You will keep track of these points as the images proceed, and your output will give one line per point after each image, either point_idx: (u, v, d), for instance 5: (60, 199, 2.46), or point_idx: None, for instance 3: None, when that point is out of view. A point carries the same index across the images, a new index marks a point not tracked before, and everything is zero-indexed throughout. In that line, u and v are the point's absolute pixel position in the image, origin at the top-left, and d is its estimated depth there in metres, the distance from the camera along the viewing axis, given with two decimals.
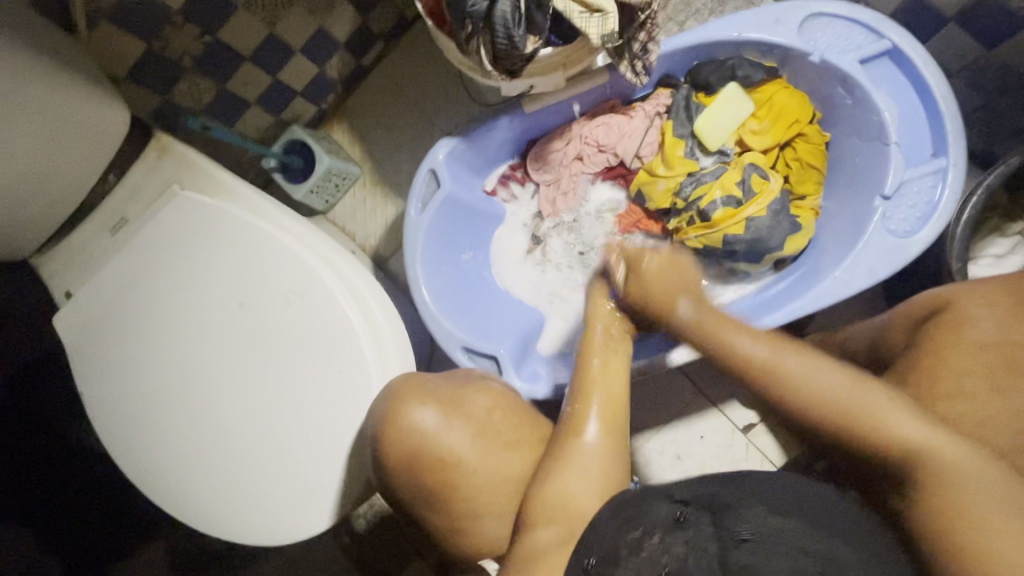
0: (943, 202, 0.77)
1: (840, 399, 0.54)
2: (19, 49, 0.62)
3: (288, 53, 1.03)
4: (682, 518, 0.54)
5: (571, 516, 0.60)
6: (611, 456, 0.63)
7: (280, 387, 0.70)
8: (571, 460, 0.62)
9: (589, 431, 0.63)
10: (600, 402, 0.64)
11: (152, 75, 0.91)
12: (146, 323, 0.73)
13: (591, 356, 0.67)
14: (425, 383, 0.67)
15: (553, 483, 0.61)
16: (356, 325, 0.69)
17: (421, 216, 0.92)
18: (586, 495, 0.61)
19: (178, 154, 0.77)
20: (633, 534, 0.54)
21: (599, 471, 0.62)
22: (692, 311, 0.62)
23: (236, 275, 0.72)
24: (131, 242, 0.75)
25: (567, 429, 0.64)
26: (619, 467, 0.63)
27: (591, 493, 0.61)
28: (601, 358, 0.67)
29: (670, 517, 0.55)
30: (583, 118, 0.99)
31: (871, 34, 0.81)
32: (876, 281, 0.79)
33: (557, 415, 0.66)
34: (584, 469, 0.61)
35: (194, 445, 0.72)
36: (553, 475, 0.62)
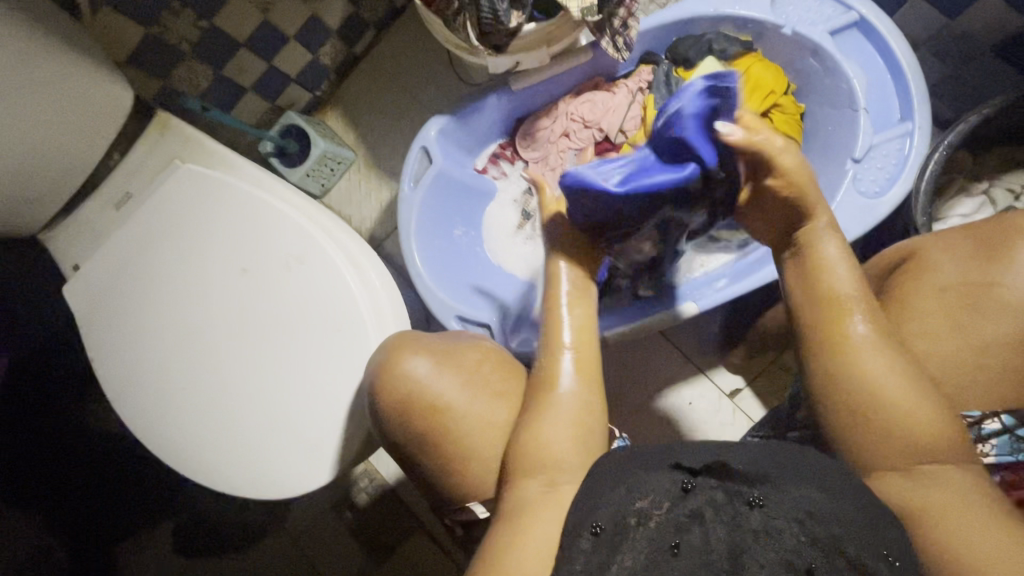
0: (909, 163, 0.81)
1: (887, 389, 0.54)
2: (31, 27, 0.65)
3: (282, 38, 1.07)
4: (688, 487, 0.53)
5: (555, 464, 0.61)
6: (590, 405, 0.65)
7: (283, 348, 0.74)
8: (553, 408, 0.64)
9: (565, 379, 0.66)
10: (575, 354, 0.68)
11: (152, 61, 0.94)
12: (151, 291, 0.77)
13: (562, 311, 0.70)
14: (419, 339, 0.71)
15: (536, 430, 0.63)
16: (352, 286, 0.73)
17: (414, 191, 0.96)
18: (567, 447, 0.62)
19: (178, 131, 0.81)
20: (642, 503, 0.52)
21: (580, 420, 0.64)
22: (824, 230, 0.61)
23: (236, 242, 0.75)
24: (137, 214, 0.78)
25: (545, 378, 0.67)
26: (598, 415, 0.65)
27: (571, 443, 0.62)
28: (567, 308, 0.70)
29: (677, 485, 0.53)
30: (569, 96, 1.04)
31: (839, 7, 0.86)
32: (849, 241, 0.83)
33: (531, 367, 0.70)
34: (566, 416, 0.63)
35: (200, 405, 0.75)
36: (536, 425, 0.63)
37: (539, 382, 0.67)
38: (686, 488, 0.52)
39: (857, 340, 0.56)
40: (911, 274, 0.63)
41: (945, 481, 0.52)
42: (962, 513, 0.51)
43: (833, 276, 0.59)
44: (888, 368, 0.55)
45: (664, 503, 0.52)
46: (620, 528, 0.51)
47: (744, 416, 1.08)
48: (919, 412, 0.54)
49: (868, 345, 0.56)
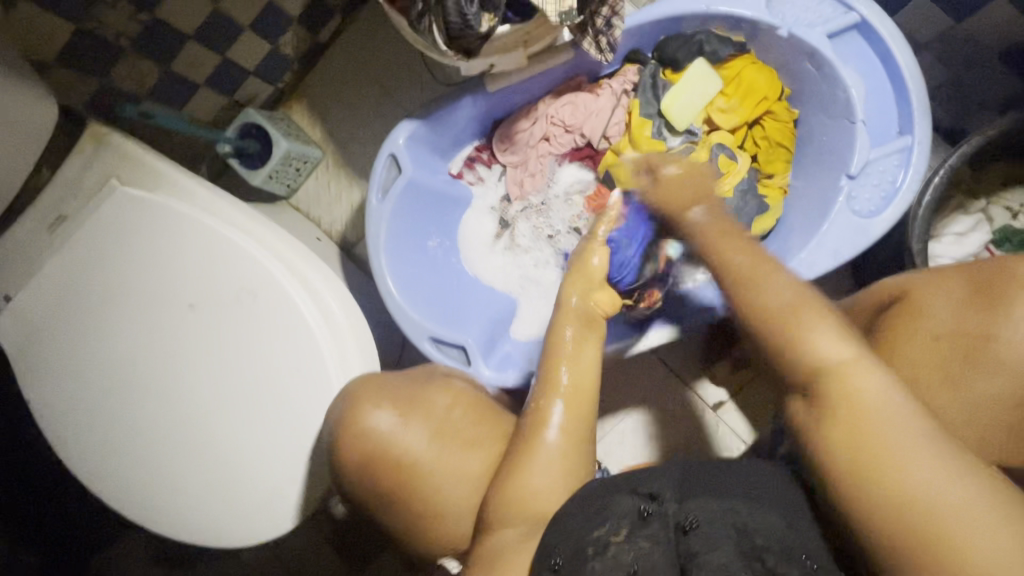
0: (905, 185, 0.76)
1: (817, 356, 0.48)
2: None
3: (236, 30, 0.97)
4: (647, 513, 0.55)
5: (538, 513, 0.58)
6: (576, 451, 0.60)
7: (238, 389, 0.68)
8: (541, 458, 0.59)
9: (555, 422, 0.60)
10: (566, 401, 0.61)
11: (86, 59, 0.84)
12: (90, 327, 0.70)
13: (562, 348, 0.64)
14: (382, 384, 0.65)
15: (522, 483, 0.58)
16: (312, 323, 0.67)
17: (383, 203, 0.89)
18: (554, 492, 0.59)
19: (114, 146, 0.72)
20: (602, 530, 0.54)
21: (567, 469, 0.59)
22: (703, 217, 0.61)
23: (183, 275, 0.69)
24: (72, 242, 0.71)
25: (531, 423, 0.61)
26: (585, 459, 0.61)
27: (558, 488, 0.59)
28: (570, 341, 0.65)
29: (636, 512, 0.55)
30: (549, 96, 0.96)
31: (839, 7, 0.79)
32: (841, 263, 0.79)
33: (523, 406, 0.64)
34: (552, 466, 0.59)
35: (152, 450, 0.70)
36: (519, 480, 0.59)
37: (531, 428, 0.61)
38: (645, 514, 0.55)
39: (772, 323, 0.50)
40: (905, 318, 0.59)
41: (876, 424, 0.44)
42: (915, 463, 0.42)
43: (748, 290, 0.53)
44: (829, 337, 0.48)
45: (621, 530, 0.53)
46: (578, 559, 0.53)
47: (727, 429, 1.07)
48: (849, 363, 0.47)
49: (789, 310, 0.50)
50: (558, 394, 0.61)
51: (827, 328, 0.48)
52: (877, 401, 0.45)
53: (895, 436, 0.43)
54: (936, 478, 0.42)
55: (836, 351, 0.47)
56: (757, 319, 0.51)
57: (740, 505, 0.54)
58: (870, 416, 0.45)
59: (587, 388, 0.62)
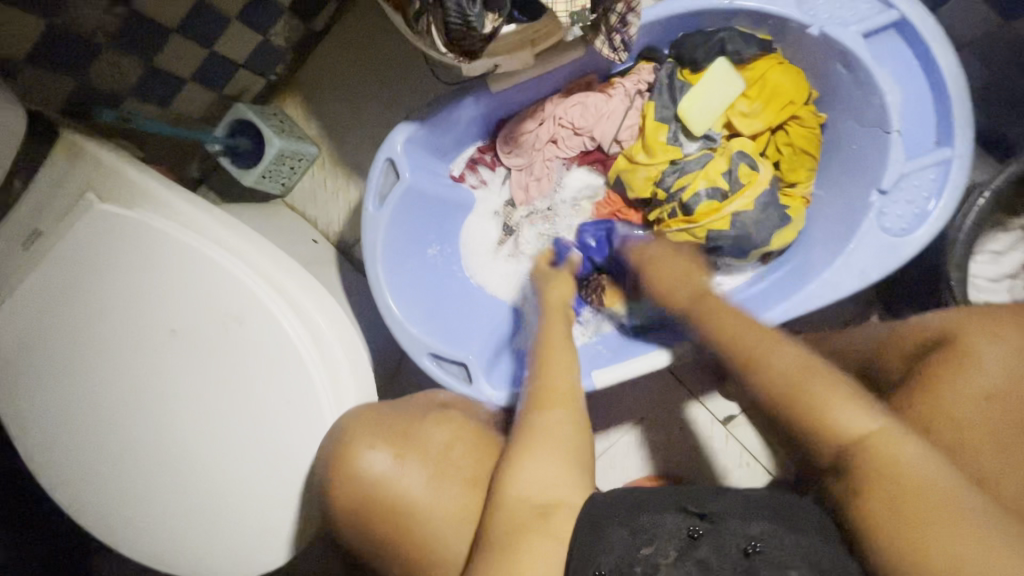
0: (935, 214, 0.71)
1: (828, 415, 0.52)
2: None
3: (223, 21, 0.91)
4: (695, 534, 0.55)
5: (552, 493, 0.59)
6: (569, 437, 0.62)
7: (225, 420, 0.65)
8: (545, 436, 0.61)
9: (547, 410, 0.63)
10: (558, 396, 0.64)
11: (63, 57, 0.78)
12: (66, 351, 0.66)
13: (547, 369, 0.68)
14: (379, 420, 0.61)
15: (524, 464, 0.59)
16: (303, 351, 0.64)
17: (379, 212, 0.84)
18: (556, 472, 0.59)
19: (89, 156, 0.67)
20: (648, 549, 0.55)
21: (567, 450, 0.61)
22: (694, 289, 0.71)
23: (164, 298, 0.64)
24: (47, 261, 0.66)
25: (528, 413, 0.64)
26: (579, 444, 0.62)
27: (561, 471, 0.59)
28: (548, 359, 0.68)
29: (683, 532, 0.55)
30: (557, 96, 0.90)
31: (877, 3, 0.72)
32: (867, 284, 0.74)
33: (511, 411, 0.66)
34: (557, 446, 0.60)
35: (136, 481, 0.67)
36: (518, 461, 0.60)
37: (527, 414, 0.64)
38: (694, 535, 0.55)
39: (802, 403, 0.53)
40: (949, 361, 0.56)
41: (923, 497, 0.46)
42: (937, 514, 0.45)
43: (771, 357, 0.57)
44: (857, 417, 0.51)
45: (669, 552, 0.54)
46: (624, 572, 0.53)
47: (737, 444, 1.03)
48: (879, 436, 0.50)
49: (807, 383, 0.54)
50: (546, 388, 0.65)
51: (854, 404, 0.51)
52: (913, 468, 0.48)
53: (940, 508, 0.45)
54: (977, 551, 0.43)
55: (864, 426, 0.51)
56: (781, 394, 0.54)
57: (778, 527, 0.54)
58: (912, 489, 0.47)
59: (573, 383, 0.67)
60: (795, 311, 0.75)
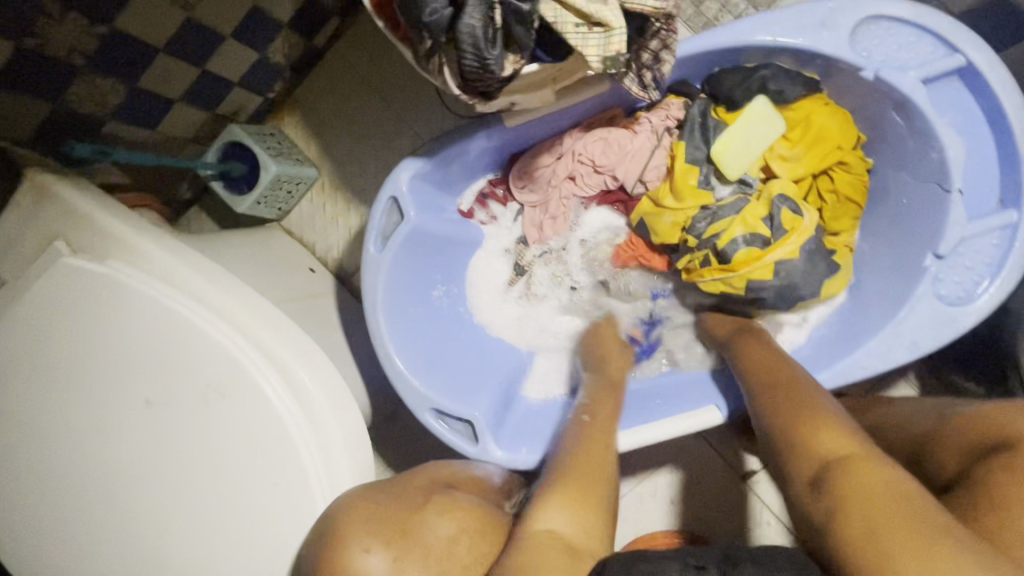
0: (982, 300, 0.64)
1: (821, 427, 0.56)
2: None
3: (215, 39, 0.84)
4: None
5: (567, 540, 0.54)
6: (600, 469, 0.61)
7: (203, 503, 0.58)
8: (586, 472, 0.60)
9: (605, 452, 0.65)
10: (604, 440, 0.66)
11: (33, 82, 0.70)
12: (27, 419, 0.59)
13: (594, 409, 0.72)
14: (373, 517, 0.54)
15: (551, 494, 0.58)
16: (292, 430, 0.57)
17: (381, 254, 0.78)
18: (577, 516, 0.56)
19: (61, 200, 0.61)
20: None
21: (600, 491, 0.59)
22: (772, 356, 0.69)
23: (138, 365, 0.58)
24: (10, 318, 0.59)
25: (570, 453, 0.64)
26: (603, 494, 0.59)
27: (585, 514, 0.56)
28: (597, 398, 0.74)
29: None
30: (577, 130, 0.83)
31: (941, 46, 0.65)
32: (919, 356, 0.67)
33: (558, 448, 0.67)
34: (596, 482, 0.60)
35: (99, 571, 0.59)
36: (543, 502, 0.57)
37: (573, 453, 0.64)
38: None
39: (795, 416, 0.58)
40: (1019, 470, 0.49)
41: (893, 500, 0.46)
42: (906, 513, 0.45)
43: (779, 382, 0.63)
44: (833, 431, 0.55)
45: None
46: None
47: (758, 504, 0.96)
48: (855, 446, 0.53)
49: (805, 405, 0.59)
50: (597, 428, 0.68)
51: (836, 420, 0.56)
52: (898, 482, 0.48)
53: (911, 508, 0.45)
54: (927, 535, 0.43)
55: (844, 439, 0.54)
56: (778, 412, 0.60)
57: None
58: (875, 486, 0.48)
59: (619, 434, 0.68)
60: (837, 381, 0.68)
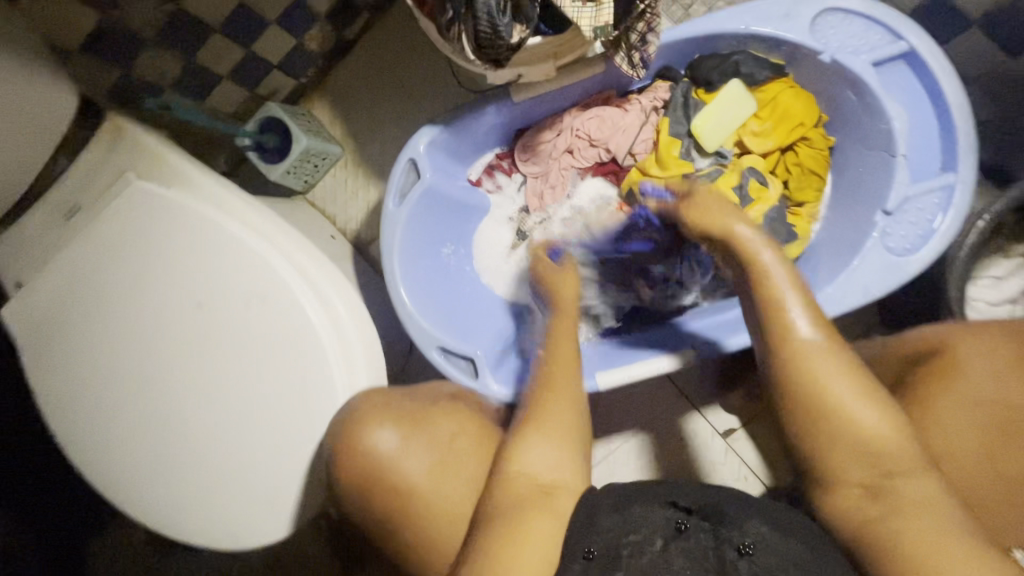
0: (941, 231, 0.73)
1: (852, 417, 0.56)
2: None
3: (261, 24, 0.96)
4: (683, 526, 0.59)
5: (549, 481, 0.61)
6: (570, 418, 0.65)
7: (243, 393, 0.68)
8: (543, 422, 0.64)
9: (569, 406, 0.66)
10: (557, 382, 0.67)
11: (111, 48, 0.84)
12: (99, 319, 0.69)
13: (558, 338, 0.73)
14: (388, 402, 0.63)
15: (525, 446, 0.62)
16: (320, 333, 0.66)
17: (399, 209, 0.87)
18: (554, 460, 0.62)
19: (132, 139, 0.72)
20: (635, 537, 0.58)
21: (567, 434, 0.64)
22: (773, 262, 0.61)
23: (193, 275, 0.68)
24: (86, 234, 0.70)
25: (527, 404, 0.67)
26: (579, 426, 0.65)
27: (559, 458, 0.62)
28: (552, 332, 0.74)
29: (671, 524, 0.59)
30: (575, 109, 0.93)
31: (888, 34, 0.76)
32: (870, 301, 0.76)
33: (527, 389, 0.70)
34: (557, 432, 0.63)
35: (155, 448, 0.69)
36: (522, 439, 0.63)
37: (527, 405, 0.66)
38: (681, 527, 0.59)
39: (819, 393, 0.57)
40: (941, 375, 0.56)
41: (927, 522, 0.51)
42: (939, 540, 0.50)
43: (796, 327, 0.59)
44: (845, 390, 0.56)
45: (657, 540, 0.58)
46: (611, 559, 0.57)
47: (735, 458, 1.04)
48: (886, 436, 0.55)
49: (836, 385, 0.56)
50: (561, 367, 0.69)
51: (866, 399, 0.56)
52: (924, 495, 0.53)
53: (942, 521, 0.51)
54: (962, 552, 0.49)
55: (870, 419, 0.55)
56: (793, 369, 0.58)
57: (769, 530, 0.57)
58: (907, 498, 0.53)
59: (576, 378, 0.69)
60: None
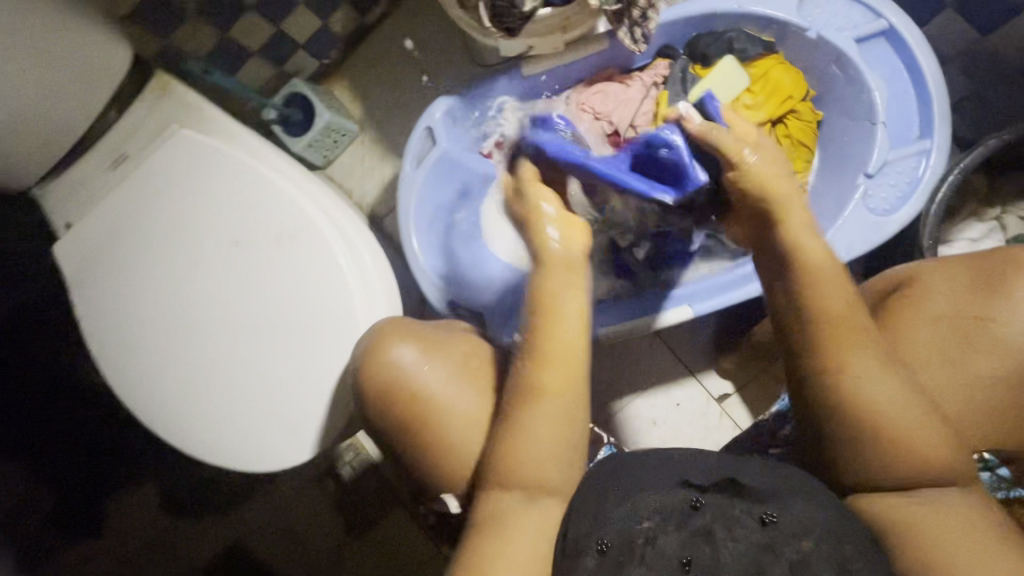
0: (926, 179, 0.79)
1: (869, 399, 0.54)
2: None
3: (292, 4, 1.03)
4: (698, 504, 0.54)
5: (542, 472, 0.59)
6: (565, 409, 0.60)
7: (271, 324, 0.73)
8: (533, 425, 0.59)
9: (546, 375, 0.60)
10: (551, 359, 0.60)
11: (156, 16, 0.92)
12: (140, 254, 0.76)
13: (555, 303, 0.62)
14: (412, 327, 0.71)
15: (514, 442, 0.59)
16: (344, 268, 0.72)
17: (415, 172, 0.94)
18: (547, 448, 0.59)
19: (177, 94, 0.79)
20: (647, 522, 0.54)
21: (564, 427, 0.60)
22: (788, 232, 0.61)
23: (229, 215, 0.74)
24: (130, 178, 0.77)
25: (520, 390, 0.61)
26: (577, 417, 0.61)
27: (552, 447, 0.59)
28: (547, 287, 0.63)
29: (686, 504, 0.55)
30: (581, 85, 1.00)
31: (869, 13, 0.83)
32: (853, 258, 0.82)
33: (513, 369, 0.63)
34: (541, 432, 0.59)
35: (187, 375, 0.75)
36: (515, 431, 0.59)
37: (520, 395, 0.61)
38: (696, 506, 0.54)
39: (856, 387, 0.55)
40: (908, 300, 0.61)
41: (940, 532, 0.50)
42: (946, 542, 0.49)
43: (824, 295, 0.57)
44: (867, 363, 0.55)
45: (670, 525, 0.53)
46: (625, 547, 0.53)
47: (730, 422, 1.09)
48: (902, 413, 0.53)
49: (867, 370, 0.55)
50: (555, 321, 0.61)
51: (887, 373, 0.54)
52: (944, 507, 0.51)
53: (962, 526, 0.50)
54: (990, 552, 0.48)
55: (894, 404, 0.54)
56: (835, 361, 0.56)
57: (793, 501, 0.53)
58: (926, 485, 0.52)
59: (581, 340, 0.61)
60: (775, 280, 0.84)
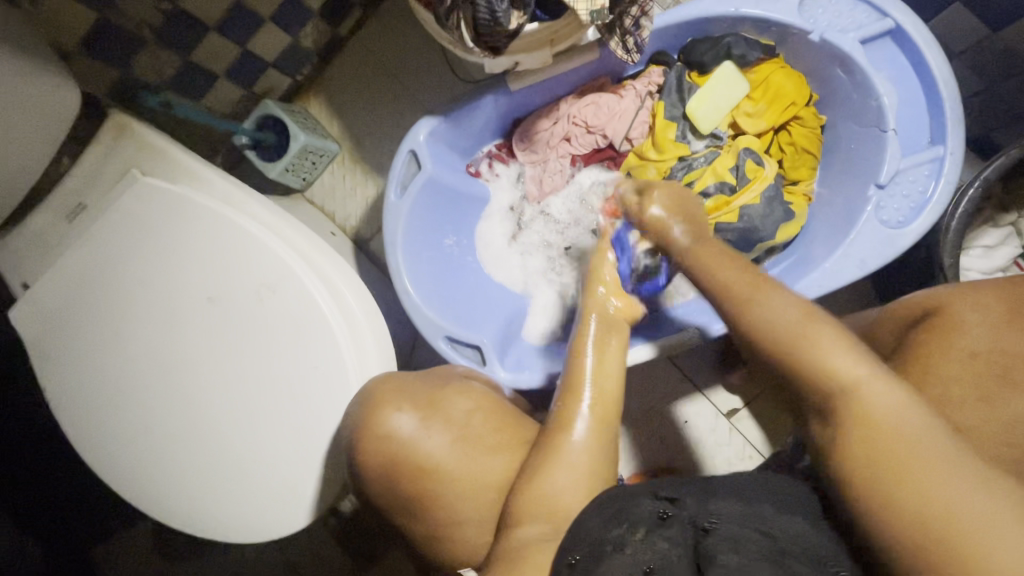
0: (936, 196, 0.75)
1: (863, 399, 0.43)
2: None
3: (256, 22, 0.95)
4: (665, 516, 0.54)
5: (561, 516, 0.58)
6: (602, 453, 0.61)
7: (255, 383, 0.68)
8: (562, 457, 0.59)
9: (579, 428, 0.61)
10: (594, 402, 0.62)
11: (109, 49, 0.85)
12: (109, 317, 0.70)
13: (587, 353, 0.65)
14: (403, 387, 0.68)
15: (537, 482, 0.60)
16: (330, 319, 0.66)
17: (401, 200, 0.87)
18: (577, 496, 0.59)
19: (136, 135, 0.72)
20: (619, 529, 0.52)
21: (591, 473, 0.59)
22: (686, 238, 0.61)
23: (202, 268, 0.68)
24: (89, 233, 0.70)
25: (555, 426, 0.62)
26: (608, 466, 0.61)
27: (582, 496, 0.59)
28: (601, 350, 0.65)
29: (653, 514, 0.54)
30: (571, 96, 0.94)
31: (874, 12, 0.77)
32: (867, 274, 0.78)
33: (547, 413, 0.64)
34: (574, 467, 0.59)
35: (169, 443, 0.70)
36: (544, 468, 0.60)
37: (545, 449, 0.61)
38: (663, 516, 0.54)
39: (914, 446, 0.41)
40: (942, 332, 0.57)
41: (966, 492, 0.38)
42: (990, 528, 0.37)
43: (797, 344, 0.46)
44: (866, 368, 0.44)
45: (639, 530, 0.52)
46: (596, 555, 0.51)
47: (740, 437, 1.05)
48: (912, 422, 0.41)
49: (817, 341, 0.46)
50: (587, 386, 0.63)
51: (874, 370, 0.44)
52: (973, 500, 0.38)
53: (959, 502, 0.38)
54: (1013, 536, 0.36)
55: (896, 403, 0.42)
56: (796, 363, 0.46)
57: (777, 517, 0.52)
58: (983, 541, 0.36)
59: (610, 394, 0.63)
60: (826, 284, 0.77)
